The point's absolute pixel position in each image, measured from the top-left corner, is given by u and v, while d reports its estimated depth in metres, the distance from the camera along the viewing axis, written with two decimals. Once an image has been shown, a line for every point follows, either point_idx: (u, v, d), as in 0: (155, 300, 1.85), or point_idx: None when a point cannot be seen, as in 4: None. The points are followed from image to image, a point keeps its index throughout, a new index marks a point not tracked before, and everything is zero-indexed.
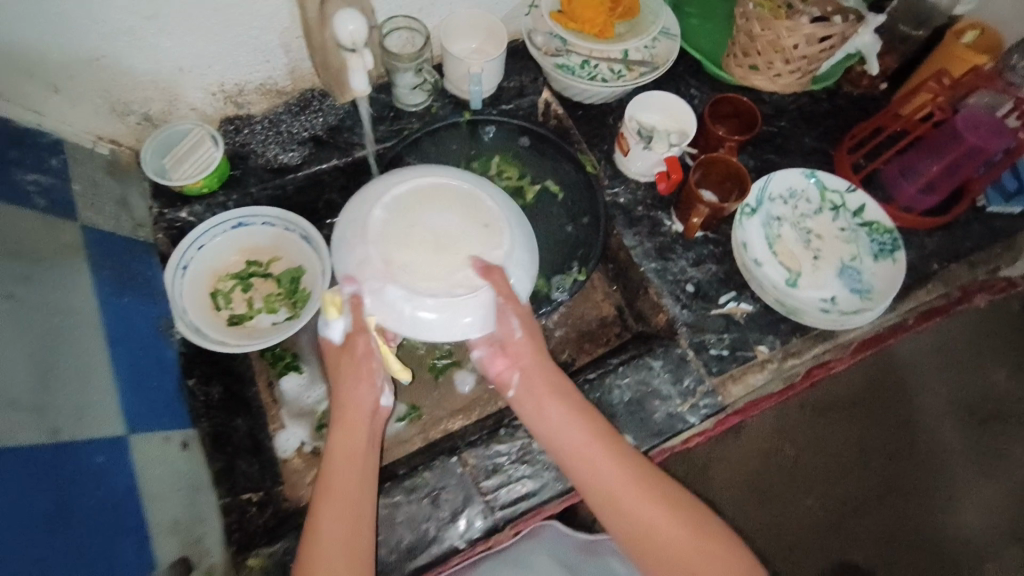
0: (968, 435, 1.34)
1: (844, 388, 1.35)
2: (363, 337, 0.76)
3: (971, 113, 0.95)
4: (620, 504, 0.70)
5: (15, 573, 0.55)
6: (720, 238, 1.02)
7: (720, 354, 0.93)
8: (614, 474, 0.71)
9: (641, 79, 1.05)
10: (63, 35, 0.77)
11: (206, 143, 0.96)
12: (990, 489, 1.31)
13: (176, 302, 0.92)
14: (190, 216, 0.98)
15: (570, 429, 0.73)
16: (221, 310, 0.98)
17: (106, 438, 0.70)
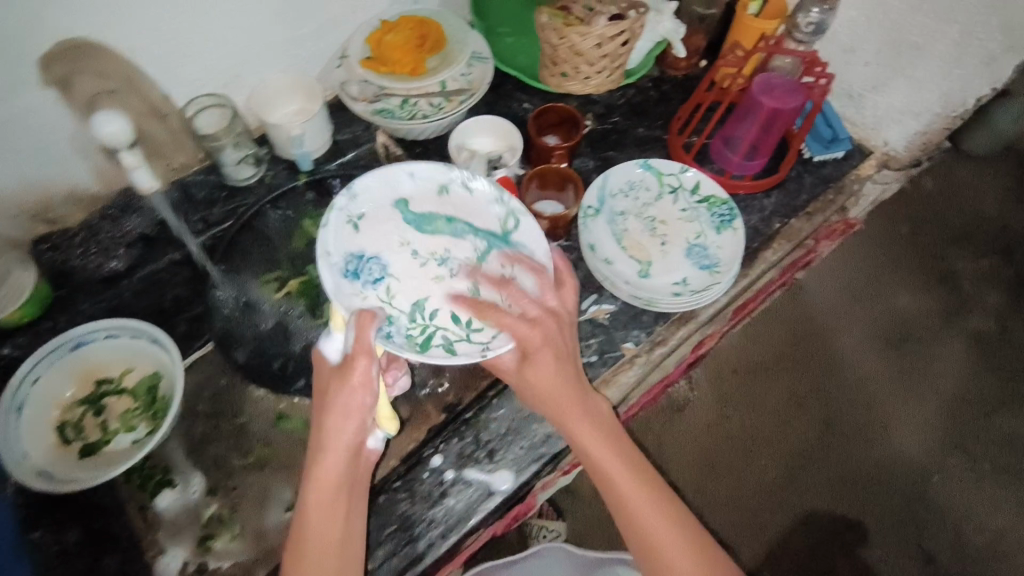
0: (886, 358, 2.03)
1: (766, 353, 2.04)
2: (364, 360, 0.73)
3: (767, 79, 1.00)
4: (610, 483, 0.80)
5: None
6: (572, 244, 1.03)
7: (590, 361, 0.94)
8: (622, 476, 0.80)
9: (461, 106, 1.05)
10: None
11: (15, 271, 0.91)
12: (918, 416, 1.95)
13: (8, 449, 0.85)
14: (13, 350, 0.94)
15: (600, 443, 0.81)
16: (71, 443, 0.90)
17: None
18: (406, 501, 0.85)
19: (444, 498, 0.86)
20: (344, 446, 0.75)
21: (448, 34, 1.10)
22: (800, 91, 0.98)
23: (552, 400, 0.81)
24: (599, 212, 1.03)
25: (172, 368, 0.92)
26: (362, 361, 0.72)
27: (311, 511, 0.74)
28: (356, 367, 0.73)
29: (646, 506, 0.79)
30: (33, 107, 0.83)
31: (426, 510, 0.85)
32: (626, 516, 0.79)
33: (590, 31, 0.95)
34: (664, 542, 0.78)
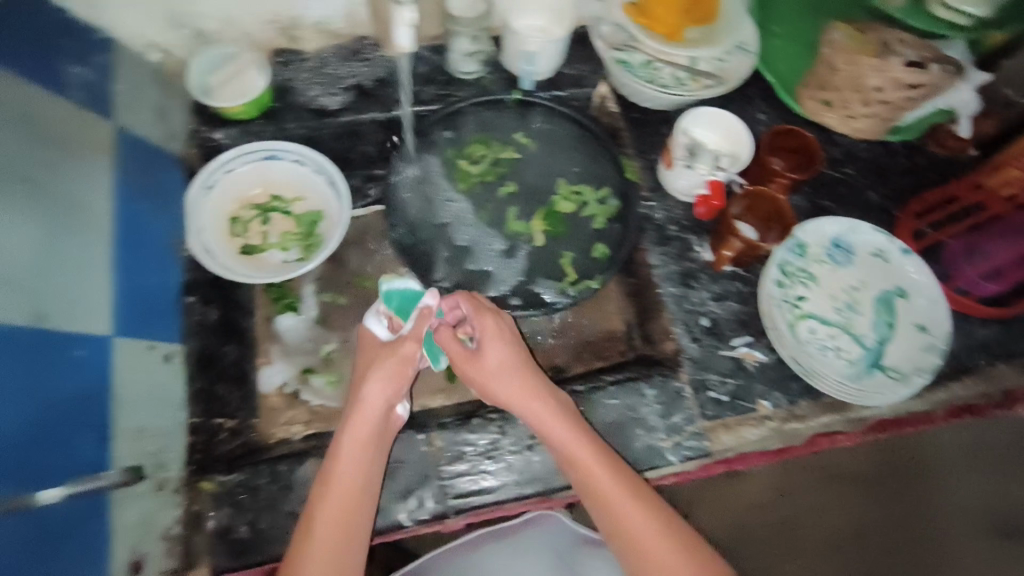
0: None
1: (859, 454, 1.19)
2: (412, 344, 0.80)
3: None
4: (593, 477, 0.73)
5: None
6: (750, 278, 0.96)
7: (719, 399, 0.89)
8: (648, 526, 0.70)
9: (703, 92, 0.92)
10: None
11: (251, 72, 0.95)
12: None
13: (192, 222, 0.90)
14: (224, 139, 0.97)
15: (637, 521, 0.70)
16: (235, 237, 0.95)
17: (91, 335, 0.69)
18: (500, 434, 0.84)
19: (530, 452, 0.83)
20: (375, 416, 0.76)
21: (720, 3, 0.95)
22: None
23: (586, 473, 0.74)
24: (801, 262, 0.93)
25: (338, 214, 0.97)
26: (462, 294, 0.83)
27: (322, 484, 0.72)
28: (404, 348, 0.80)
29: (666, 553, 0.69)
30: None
31: (506, 450, 0.83)
32: (307, 521, 0.70)
33: (888, 69, 0.82)
34: (637, 544, 0.70)
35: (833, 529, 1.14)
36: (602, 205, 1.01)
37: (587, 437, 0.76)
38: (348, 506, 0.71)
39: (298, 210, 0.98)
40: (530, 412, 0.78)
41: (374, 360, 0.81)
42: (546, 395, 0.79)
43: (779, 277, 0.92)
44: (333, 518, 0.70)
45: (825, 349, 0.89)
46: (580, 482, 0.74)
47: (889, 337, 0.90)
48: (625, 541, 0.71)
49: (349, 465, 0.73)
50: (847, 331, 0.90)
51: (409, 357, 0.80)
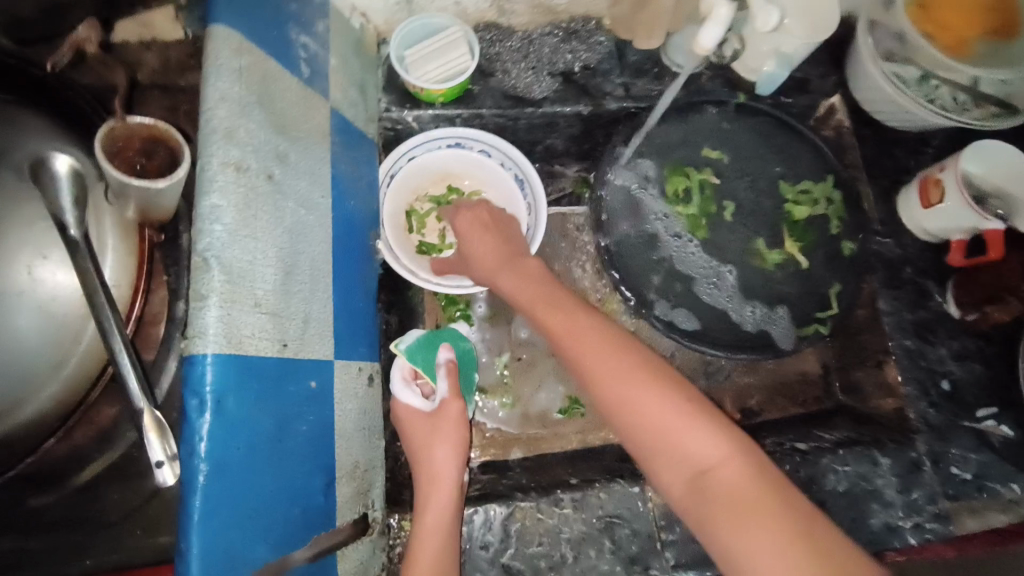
0: None
1: None
2: (457, 405, 0.72)
3: None
4: (640, 406, 0.62)
5: (220, 536, 0.45)
6: (999, 336, 0.84)
7: (962, 477, 0.79)
8: (664, 412, 0.61)
9: (988, 122, 0.81)
10: None
11: (460, 48, 0.83)
12: None
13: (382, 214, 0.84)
14: (415, 123, 0.88)
15: (660, 412, 0.61)
16: (412, 233, 0.91)
17: (318, 360, 0.60)
18: None
19: None
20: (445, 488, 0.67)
21: None
22: None
23: (612, 388, 0.64)
24: None
25: (526, 216, 0.92)
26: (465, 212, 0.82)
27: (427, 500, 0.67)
28: (446, 406, 0.72)
29: (739, 483, 0.56)
30: None
31: None
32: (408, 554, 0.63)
33: None
34: (718, 488, 0.57)
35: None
36: (833, 203, 0.91)
37: (611, 344, 0.66)
38: (442, 530, 0.64)
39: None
40: (566, 339, 0.68)
41: (418, 428, 0.71)
42: (585, 319, 0.69)
43: None
44: (432, 543, 0.63)
45: None
46: (633, 429, 0.62)
47: None
48: (692, 482, 0.58)
49: (445, 494, 0.67)
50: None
51: (462, 416, 0.72)
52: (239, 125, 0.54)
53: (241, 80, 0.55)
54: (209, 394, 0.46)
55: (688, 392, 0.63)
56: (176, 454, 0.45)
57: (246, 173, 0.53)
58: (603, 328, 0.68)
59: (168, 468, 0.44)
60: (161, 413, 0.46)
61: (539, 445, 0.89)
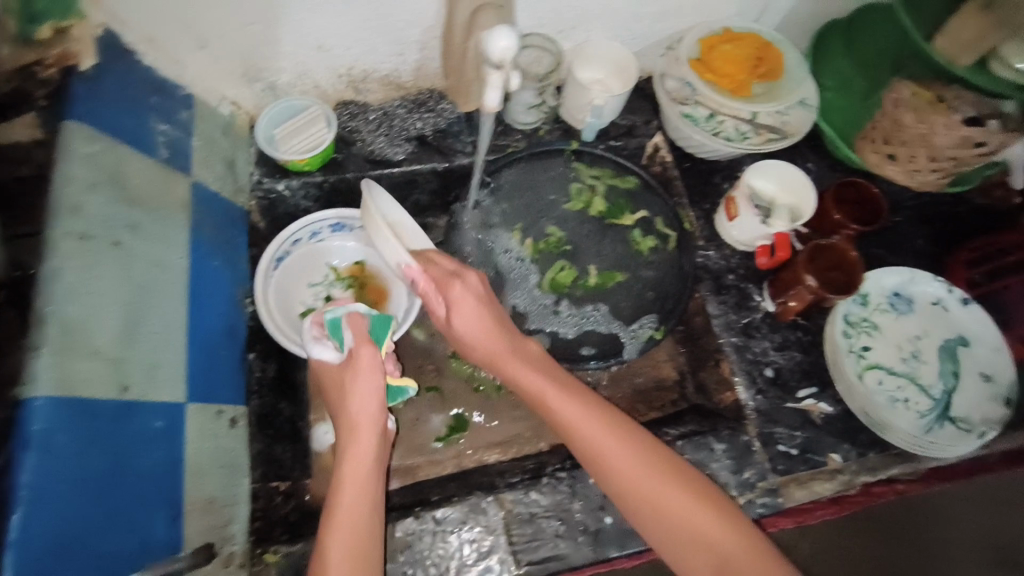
0: None
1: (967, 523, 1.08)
2: (367, 351, 0.72)
3: None
4: (642, 478, 0.72)
5: (42, 557, 0.52)
6: (811, 326, 0.96)
7: (789, 453, 0.88)
8: (680, 501, 0.71)
9: (768, 145, 0.97)
10: (243, 39, 0.83)
11: (319, 123, 0.96)
12: None
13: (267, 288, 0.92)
14: (286, 189, 0.98)
15: (677, 501, 0.71)
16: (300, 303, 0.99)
17: (167, 402, 0.68)
18: (569, 492, 0.84)
19: (602, 512, 0.83)
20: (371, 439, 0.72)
21: (788, 60, 1.00)
22: None
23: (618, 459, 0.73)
24: (863, 312, 0.95)
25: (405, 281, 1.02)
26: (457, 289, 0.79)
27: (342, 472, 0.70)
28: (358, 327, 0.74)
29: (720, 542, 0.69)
30: (404, 12, 0.85)
31: (577, 512, 0.83)
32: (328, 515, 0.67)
33: (957, 128, 0.84)
34: (697, 542, 0.69)
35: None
36: (601, 174, 1.07)
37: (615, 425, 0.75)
38: (358, 503, 0.68)
39: (363, 284, 1.03)
40: (586, 439, 0.74)
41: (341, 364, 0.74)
42: (586, 405, 0.76)
43: (845, 329, 0.93)
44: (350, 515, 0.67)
45: (892, 401, 0.89)
46: (635, 490, 0.72)
47: (955, 388, 0.91)
48: (679, 537, 0.70)
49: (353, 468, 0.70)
50: (915, 382, 0.91)
51: (376, 361, 0.72)
52: (85, 200, 0.64)
53: (89, 164, 0.66)
54: (37, 432, 0.54)
55: (678, 464, 0.74)
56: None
57: (90, 241, 0.63)
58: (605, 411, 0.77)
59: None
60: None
61: (421, 470, 0.95)
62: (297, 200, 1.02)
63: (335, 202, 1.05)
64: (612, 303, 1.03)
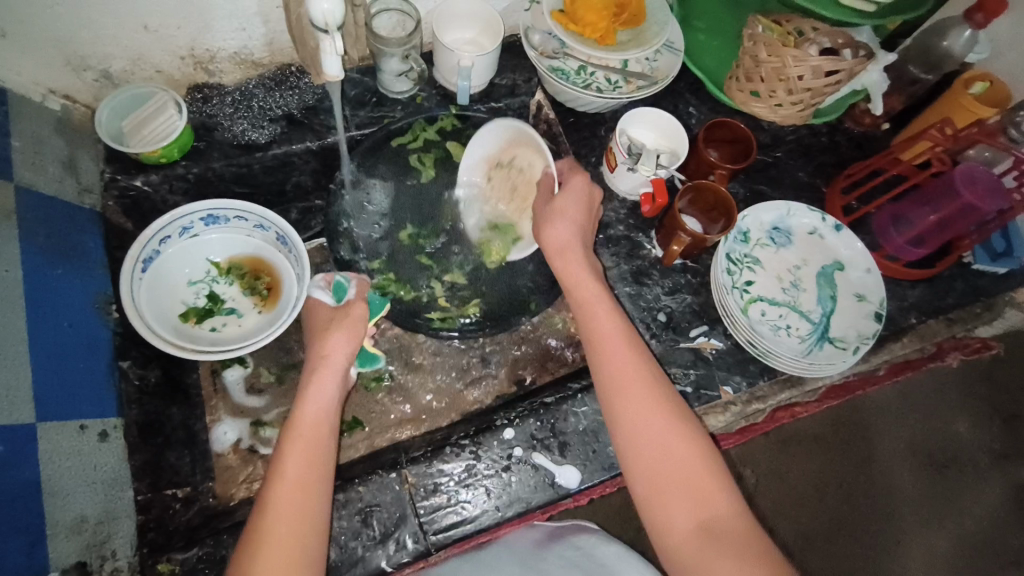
0: (921, 476, 1.38)
1: (809, 423, 1.41)
2: (358, 306, 0.81)
3: (970, 168, 0.92)
4: (636, 405, 0.69)
5: None
6: (698, 268, 0.99)
7: (684, 391, 0.91)
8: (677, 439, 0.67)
9: (638, 93, 0.98)
10: (53, 26, 0.76)
11: (169, 110, 0.90)
12: (920, 484, 1.38)
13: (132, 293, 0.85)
14: (146, 185, 0.92)
15: (670, 439, 0.67)
16: (179, 303, 0.93)
17: (13, 424, 0.63)
18: (474, 458, 0.83)
19: (506, 474, 0.83)
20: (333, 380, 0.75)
21: (648, 5, 1.00)
22: (1002, 195, 0.90)
23: (621, 386, 0.71)
24: (745, 249, 0.97)
25: (291, 268, 0.96)
26: (560, 195, 0.84)
27: (289, 449, 0.67)
28: (353, 310, 0.80)
29: (697, 479, 0.65)
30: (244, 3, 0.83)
31: (483, 475, 0.82)
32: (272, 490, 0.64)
33: (806, 59, 0.87)
34: (674, 475, 0.66)
35: (793, 488, 1.35)
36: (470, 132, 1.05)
37: (637, 359, 0.73)
38: (318, 448, 0.68)
39: (249, 277, 0.97)
40: (610, 350, 0.73)
41: (334, 324, 0.79)
42: (619, 321, 0.76)
43: (729, 266, 0.95)
44: (297, 493, 0.65)
45: (775, 329, 0.93)
46: (630, 419, 0.69)
47: (830, 312, 0.95)
48: (659, 463, 0.66)
49: (311, 441, 0.68)
50: (796, 310, 0.95)
51: (362, 316, 0.80)
52: None
53: None
54: None
55: (681, 404, 0.71)
56: None
57: None
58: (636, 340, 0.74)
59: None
60: None
61: None
62: (163, 196, 0.94)
63: (207, 194, 0.99)
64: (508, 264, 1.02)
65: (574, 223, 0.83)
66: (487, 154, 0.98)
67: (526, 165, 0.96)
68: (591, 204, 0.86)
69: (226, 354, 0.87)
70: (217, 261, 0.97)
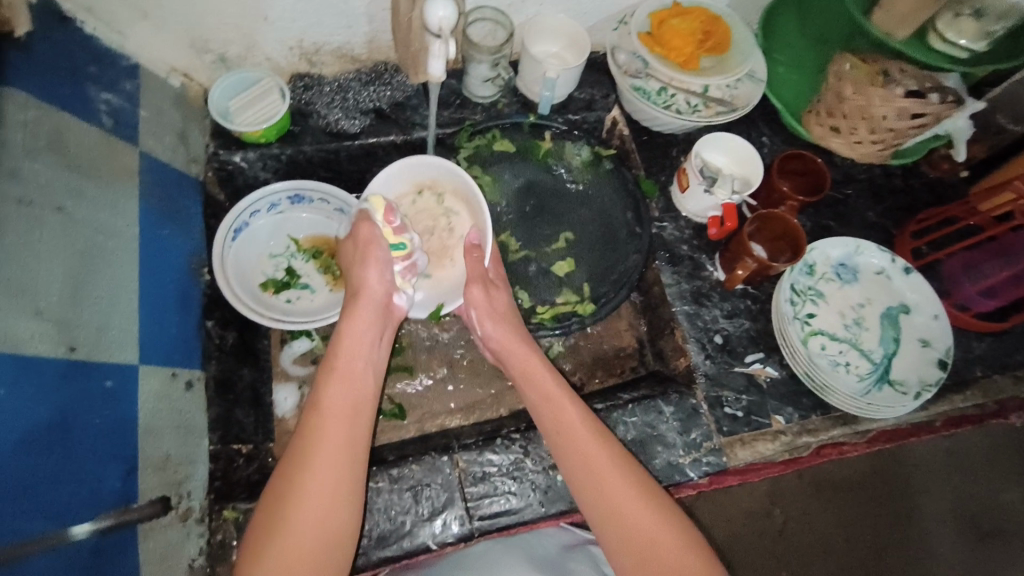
0: (958, 538, 1.34)
1: (846, 470, 1.37)
2: (366, 225, 0.78)
3: None
4: (604, 488, 0.69)
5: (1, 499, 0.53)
6: (759, 294, 0.99)
7: (734, 415, 0.91)
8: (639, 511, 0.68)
9: (718, 118, 1.01)
10: (187, 10, 0.83)
11: (274, 95, 0.95)
12: (955, 547, 1.34)
13: (222, 258, 0.92)
14: (243, 161, 0.98)
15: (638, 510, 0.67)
16: (260, 274, 0.99)
17: (119, 364, 0.69)
18: (522, 453, 0.85)
19: (552, 472, 0.84)
20: (374, 301, 0.76)
21: (736, 35, 1.02)
22: None
23: (582, 469, 0.71)
24: (810, 280, 0.97)
25: None
26: (475, 288, 0.85)
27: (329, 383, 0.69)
28: (361, 233, 0.78)
29: (672, 550, 0.65)
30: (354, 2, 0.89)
31: (530, 470, 0.85)
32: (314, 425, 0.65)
33: (893, 99, 0.88)
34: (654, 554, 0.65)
35: (822, 537, 1.31)
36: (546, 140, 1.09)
37: (599, 442, 0.72)
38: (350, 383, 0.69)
39: (325, 257, 1.03)
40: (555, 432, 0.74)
41: (354, 256, 0.79)
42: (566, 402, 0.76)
43: (791, 296, 0.95)
44: (341, 424, 0.66)
45: (834, 364, 0.93)
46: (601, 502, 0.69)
47: (892, 353, 0.94)
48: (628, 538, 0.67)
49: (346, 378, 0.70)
50: (857, 347, 0.94)
51: (375, 236, 0.78)
52: (23, 165, 0.64)
53: (27, 129, 0.66)
54: None
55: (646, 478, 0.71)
56: None
57: (29, 205, 0.64)
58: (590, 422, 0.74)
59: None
60: None
61: (382, 434, 0.98)
62: (255, 173, 1.01)
63: (295, 175, 1.06)
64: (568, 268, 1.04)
65: (488, 319, 0.85)
66: (393, 196, 0.90)
67: (441, 212, 0.91)
68: (500, 294, 0.88)
69: (299, 325, 0.93)
70: (297, 238, 1.02)
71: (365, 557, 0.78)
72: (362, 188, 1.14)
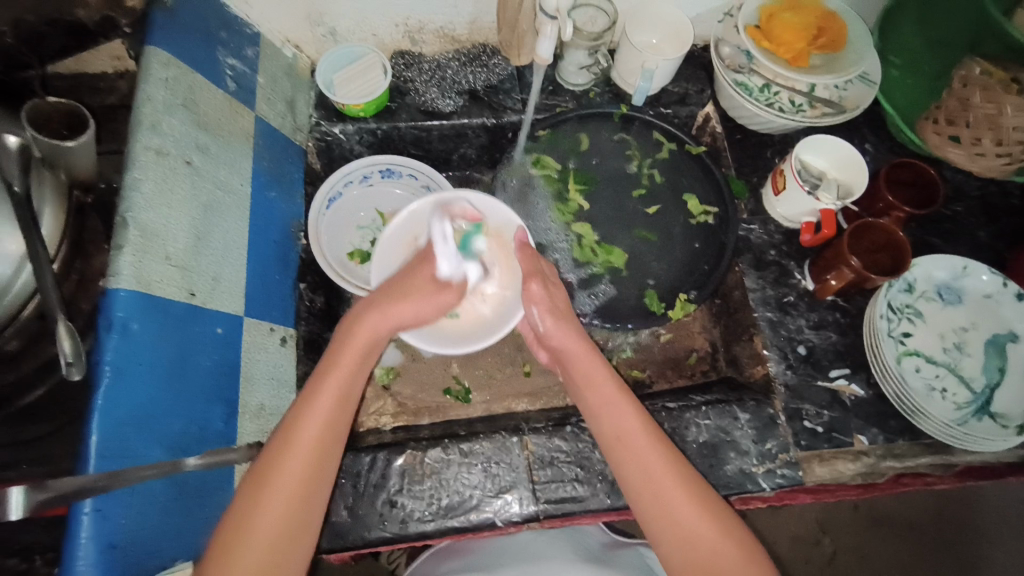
0: None
1: (906, 507, 1.29)
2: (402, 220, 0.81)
3: None
4: (635, 459, 0.71)
5: (121, 423, 0.58)
6: (850, 308, 0.95)
7: (814, 430, 0.88)
8: (662, 468, 0.70)
9: (822, 120, 0.97)
10: None
11: (376, 70, 0.98)
12: None
13: (315, 225, 0.96)
14: (341, 133, 1.01)
15: (655, 466, 0.70)
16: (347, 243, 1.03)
17: (227, 313, 0.74)
18: (591, 443, 0.85)
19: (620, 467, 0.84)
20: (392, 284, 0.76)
21: (853, 33, 0.97)
22: None
23: (613, 431, 0.73)
24: (909, 299, 0.92)
25: None
26: (536, 283, 0.79)
27: (292, 446, 0.64)
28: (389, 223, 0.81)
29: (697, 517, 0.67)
30: None
31: (598, 460, 0.84)
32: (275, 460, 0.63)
33: None
34: (701, 552, 0.66)
35: (874, 575, 1.24)
36: (633, 131, 1.07)
37: (648, 438, 0.71)
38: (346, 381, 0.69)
39: None
40: (587, 386, 0.77)
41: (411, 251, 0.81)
42: (598, 364, 0.78)
43: (888, 312, 0.90)
44: (282, 506, 0.62)
45: (929, 388, 0.87)
46: (643, 485, 0.69)
47: (997, 385, 0.88)
48: (641, 483, 0.70)
49: (298, 455, 0.64)
50: (957, 373, 0.88)
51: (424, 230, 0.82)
52: (163, 120, 0.69)
53: (167, 87, 0.71)
54: (116, 320, 0.59)
55: (701, 484, 0.70)
56: (82, 359, 0.58)
57: (165, 156, 0.68)
58: (642, 419, 0.73)
59: (73, 368, 0.57)
60: (73, 325, 0.59)
61: (448, 411, 1.00)
62: (351, 145, 1.05)
63: (386, 150, 1.09)
64: (647, 262, 1.02)
65: (548, 316, 0.78)
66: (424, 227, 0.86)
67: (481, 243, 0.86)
68: (559, 291, 0.82)
69: None
70: (384, 212, 1.05)
71: (432, 525, 0.80)
72: (446, 167, 1.16)
